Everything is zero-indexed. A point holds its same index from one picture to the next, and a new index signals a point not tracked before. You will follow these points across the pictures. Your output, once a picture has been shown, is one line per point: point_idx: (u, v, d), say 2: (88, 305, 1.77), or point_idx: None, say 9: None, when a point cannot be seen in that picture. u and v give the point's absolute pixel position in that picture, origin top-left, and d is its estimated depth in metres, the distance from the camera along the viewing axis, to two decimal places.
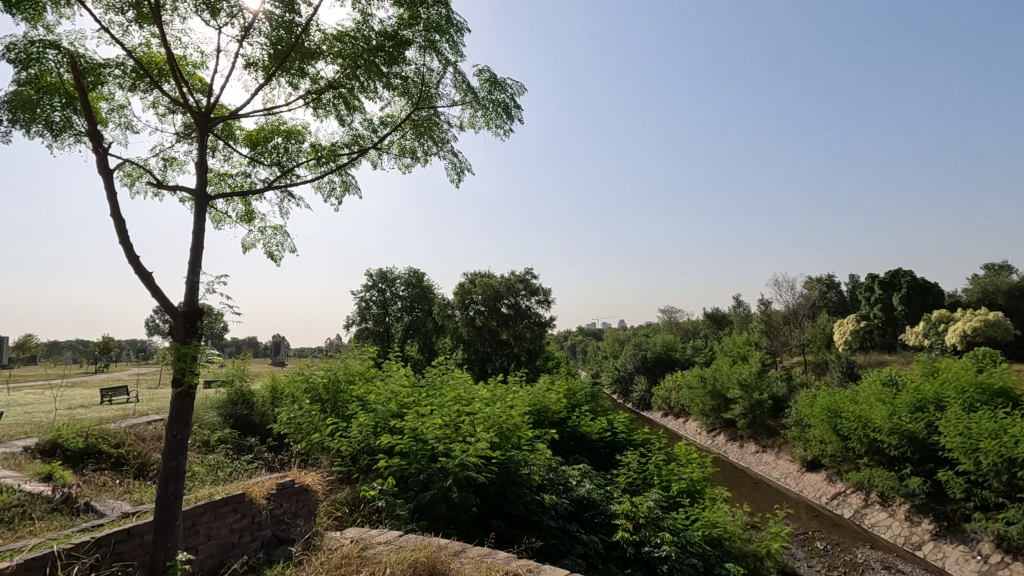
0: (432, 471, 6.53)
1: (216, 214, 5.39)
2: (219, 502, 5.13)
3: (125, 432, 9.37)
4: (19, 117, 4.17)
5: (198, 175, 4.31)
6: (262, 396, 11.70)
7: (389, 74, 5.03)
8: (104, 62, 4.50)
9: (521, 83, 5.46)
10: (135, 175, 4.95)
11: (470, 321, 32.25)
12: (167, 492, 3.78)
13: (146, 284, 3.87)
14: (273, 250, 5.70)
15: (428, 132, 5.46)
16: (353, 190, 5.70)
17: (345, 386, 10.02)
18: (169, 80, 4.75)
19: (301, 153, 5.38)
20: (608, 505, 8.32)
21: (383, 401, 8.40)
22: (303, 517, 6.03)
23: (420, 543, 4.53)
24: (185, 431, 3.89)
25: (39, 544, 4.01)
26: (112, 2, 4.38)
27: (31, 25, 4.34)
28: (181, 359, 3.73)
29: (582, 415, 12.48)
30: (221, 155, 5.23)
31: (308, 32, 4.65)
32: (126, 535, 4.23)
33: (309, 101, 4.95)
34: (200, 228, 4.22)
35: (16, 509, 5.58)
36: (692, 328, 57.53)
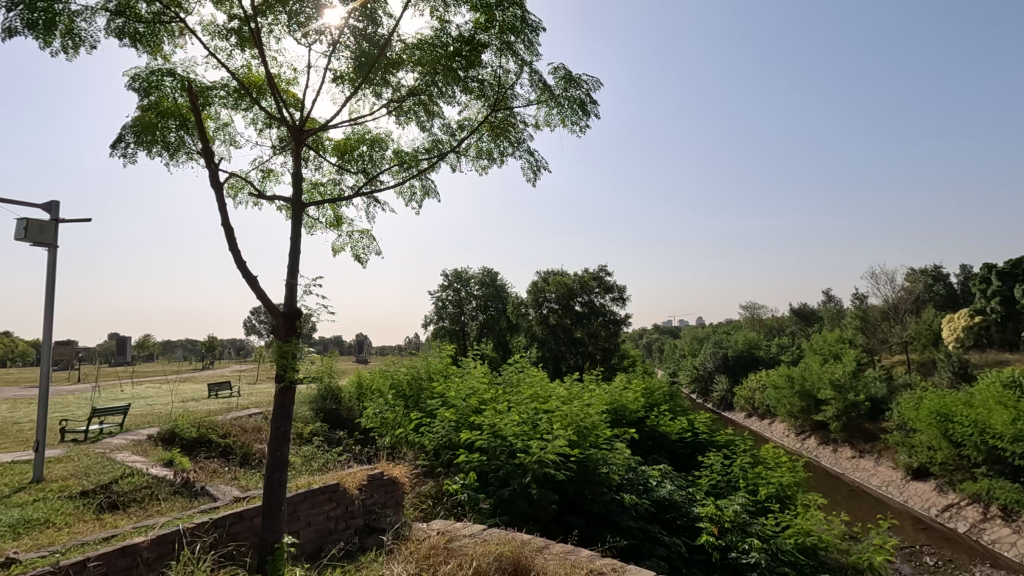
0: (512, 468, 6.59)
1: (309, 221, 5.76)
2: (317, 491, 5.48)
3: (230, 423, 10.20)
4: (143, 140, 4.66)
5: (294, 184, 4.63)
6: (349, 392, 12.34)
7: (466, 78, 5.14)
8: (211, 84, 4.94)
9: (596, 78, 5.40)
10: (237, 187, 5.37)
11: (544, 319, 32.41)
12: (273, 480, 4.07)
13: (251, 288, 4.20)
14: (360, 253, 6.00)
15: (505, 133, 5.53)
16: (432, 194, 5.89)
17: (427, 382, 10.35)
18: (267, 97, 5.12)
19: (384, 160, 5.64)
20: (691, 508, 8.06)
21: (463, 398, 8.61)
22: (392, 508, 6.33)
23: (504, 538, 4.60)
24: (287, 424, 4.17)
25: (167, 522, 4.47)
26: (218, 30, 4.80)
27: (152, 56, 4.84)
28: (283, 357, 4.02)
29: (661, 415, 12.18)
30: (312, 164, 5.57)
31: (389, 43, 4.87)
32: (238, 518, 4.62)
33: (392, 110, 5.19)
34: (296, 234, 4.53)
35: (144, 491, 6.23)
36: (777, 325, 54.50)
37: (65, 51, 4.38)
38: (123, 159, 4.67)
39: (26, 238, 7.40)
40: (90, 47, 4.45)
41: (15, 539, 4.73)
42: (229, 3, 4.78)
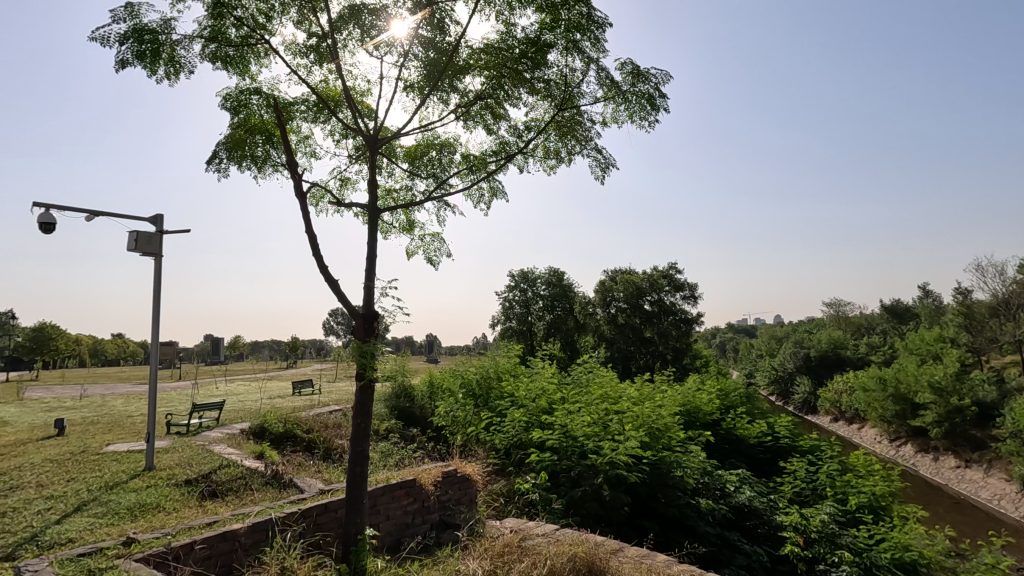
0: (583, 468, 6.55)
1: (384, 226, 5.99)
2: (395, 486, 5.69)
3: (313, 420, 10.77)
4: (235, 155, 5.03)
5: (369, 191, 4.84)
6: (421, 390, 12.69)
7: (532, 79, 5.17)
8: (293, 100, 5.25)
9: (665, 71, 5.27)
10: (318, 196, 5.68)
11: (612, 319, 32.11)
12: (355, 474, 4.27)
13: (332, 290, 4.43)
14: (432, 255, 6.17)
15: (572, 132, 5.51)
16: (500, 195, 5.96)
17: (496, 382, 10.48)
18: (344, 109, 5.37)
19: (453, 164, 5.76)
20: (773, 516, 7.67)
21: (533, 398, 8.64)
22: (466, 505, 6.49)
23: (576, 539, 4.57)
24: (366, 421, 4.36)
25: (260, 511, 4.79)
26: (299, 49, 5.10)
27: (241, 77, 5.22)
28: (363, 356, 4.21)
29: (738, 417, 11.66)
30: (386, 171, 5.79)
31: (456, 50, 4.98)
32: (324, 509, 4.88)
33: (459, 114, 5.31)
34: (373, 238, 4.73)
35: (240, 481, 6.71)
36: (866, 324, 50.78)
37: (168, 77, 4.80)
38: (218, 174, 5.06)
39: (136, 249, 8.16)
40: (189, 72, 4.86)
41: (133, 521, 5.23)
42: (309, 22, 5.07)
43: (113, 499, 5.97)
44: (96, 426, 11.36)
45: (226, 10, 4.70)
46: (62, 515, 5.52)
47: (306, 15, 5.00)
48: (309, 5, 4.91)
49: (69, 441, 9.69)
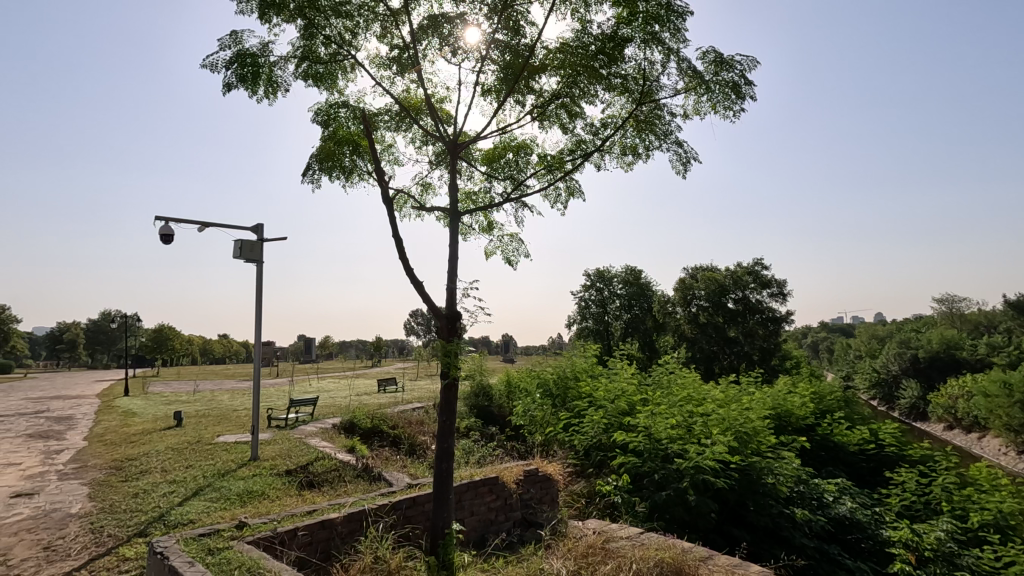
0: (668, 472, 6.37)
1: (464, 228, 6.14)
2: (478, 483, 5.82)
3: (398, 416, 11.23)
4: (326, 166, 5.33)
5: (450, 194, 4.99)
6: (500, 390, 12.86)
7: (609, 75, 5.10)
8: (378, 111, 5.51)
9: (751, 57, 5.02)
10: (401, 202, 5.92)
11: (693, 319, 31.10)
12: (441, 470, 4.39)
13: (417, 292, 4.60)
14: (510, 256, 6.25)
15: (651, 126, 5.38)
16: (577, 194, 5.93)
17: (574, 382, 10.42)
18: (424, 117, 5.56)
19: (529, 165, 5.79)
20: (878, 530, 7.08)
21: (612, 398, 8.51)
22: (548, 504, 6.52)
23: (663, 543, 4.46)
24: (452, 418, 4.49)
25: (354, 501, 5.05)
26: (383, 62, 5.34)
27: (330, 91, 5.55)
28: (447, 355, 4.33)
29: (836, 422, 10.87)
30: (465, 175, 5.94)
31: (532, 52, 5.01)
32: (412, 502, 5.08)
33: (536, 115, 5.34)
34: (454, 240, 4.86)
35: (334, 473, 7.13)
36: (986, 321, 45.63)
37: (267, 97, 5.19)
38: (311, 184, 5.41)
39: (241, 255, 8.89)
40: (285, 90, 5.23)
41: (242, 506, 5.71)
42: (391, 35, 5.29)
43: (225, 485, 6.54)
44: (208, 418, 12.48)
45: (316, 30, 5.01)
46: (183, 498, 6.12)
47: (388, 29, 5.23)
48: (392, 19, 5.13)
49: (186, 431, 10.73)
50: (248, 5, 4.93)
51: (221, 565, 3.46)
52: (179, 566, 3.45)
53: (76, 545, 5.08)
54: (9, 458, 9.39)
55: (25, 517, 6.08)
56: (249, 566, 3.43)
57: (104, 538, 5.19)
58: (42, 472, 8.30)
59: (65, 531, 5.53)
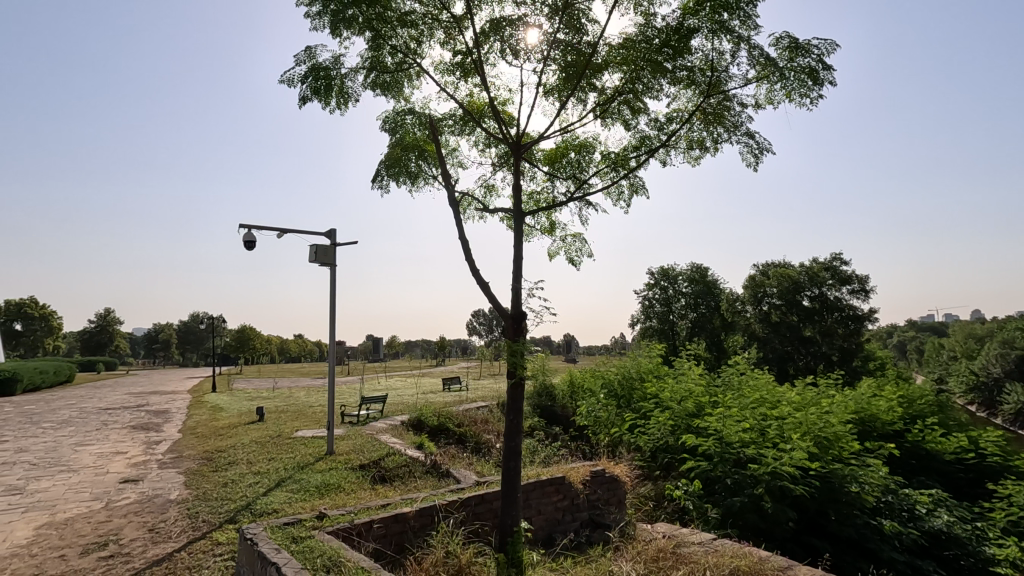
0: (741, 477, 6.14)
1: (527, 229, 6.18)
2: (545, 482, 5.84)
3: (463, 415, 11.44)
4: (393, 171, 5.53)
5: (514, 195, 5.04)
6: (563, 390, 12.81)
7: (674, 68, 4.97)
8: (442, 116, 5.65)
9: (830, 40, 4.75)
10: (465, 205, 6.03)
11: (764, 318, 29.95)
12: (509, 468, 4.43)
13: (484, 292, 4.68)
14: (573, 256, 6.23)
15: (720, 118, 5.19)
16: (641, 191, 5.82)
17: (639, 383, 10.16)
18: (487, 119, 5.63)
19: (592, 163, 5.75)
20: (981, 547, 6.51)
21: (679, 399, 8.28)
22: (614, 505, 6.44)
23: (739, 551, 4.30)
24: (518, 417, 4.52)
25: (426, 497, 5.19)
26: (447, 68, 5.47)
27: (397, 99, 5.74)
28: (514, 355, 4.37)
29: (928, 428, 10.06)
30: (529, 176, 5.97)
31: (594, 49, 4.97)
32: (480, 500, 5.16)
33: (598, 113, 5.30)
34: (519, 241, 4.90)
35: (404, 468, 7.37)
36: None
37: (339, 108, 5.44)
38: (381, 190, 5.63)
39: (316, 260, 9.34)
40: (355, 101, 5.46)
41: (321, 498, 6.01)
42: (454, 41, 5.39)
43: (305, 478, 6.90)
44: (286, 414, 13.21)
45: (383, 41, 5.20)
46: (268, 489, 6.52)
47: (451, 35, 5.32)
48: (455, 25, 5.22)
49: (268, 426, 11.41)
50: (320, 21, 5.18)
51: (305, 554, 3.66)
52: (267, 552, 3.68)
53: (176, 529, 5.54)
54: (117, 447, 10.35)
55: (132, 501, 6.69)
56: (331, 555, 3.61)
57: (200, 523, 5.62)
58: (145, 460, 9.09)
59: (165, 515, 6.04)
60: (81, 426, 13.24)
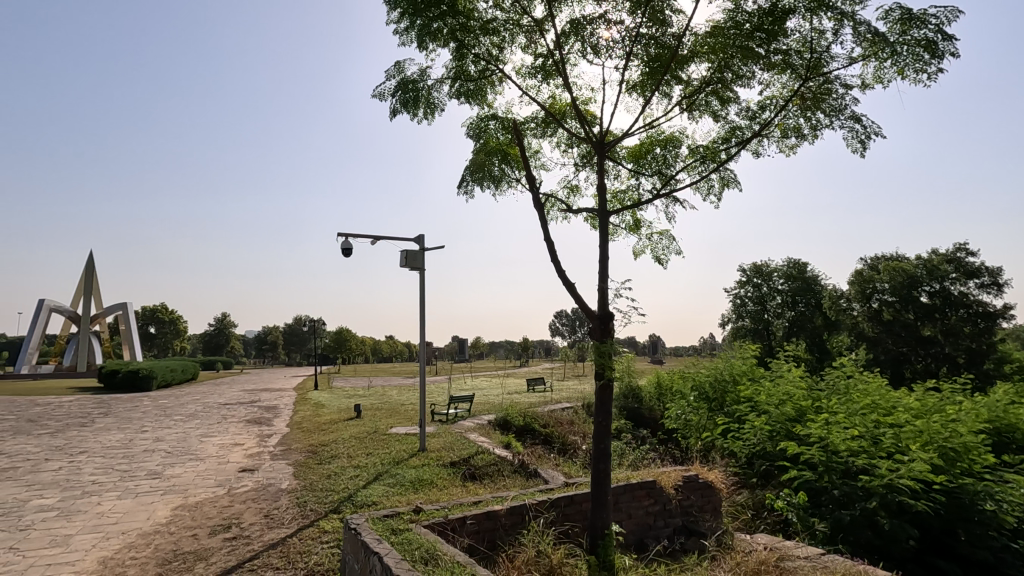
0: (851, 489, 5.68)
1: (611, 228, 6.09)
2: (635, 486, 5.72)
3: (549, 416, 11.46)
4: (478, 176, 5.65)
5: (599, 194, 4.99)
6: (649, 391, 12.51)
7: (768, 53, 4.69)
8: (525, 120, 5.71)
9: (951, 6, 4.27)
10: (549, 206, 6.06)
11: (874, 316, 27.49)
12: (599, 470, 4.39)
13: (571, 294, 4.68)
14: (660, 254, 6.06)
15: (819, 103, 4.84)
16: (733, 185, 5.54)
17: (733, 385, 9.58)
18: (570, 119, 5.63)
19: (679, 158, 5.55)
20: None
21: (777, 402, 7.79)
22: (709, 513, 6.17)
23: (851, 569, 3.98)
24: (608, 419, 4.46)
25: (516, 495, 5.26)
26: (528, 72, 5.52)
27: (480, 105, 5.87)
28: (601, 356, 4.33)
29: None
30: (612, 174, 5.88)
31: (679, 41, 4.81)
32: (570, 501, 5.16)
33: (684, 106, 5.13)
34: (605, 241, 4.84)
35: (494, 467, 7.52)
36: None
37: (426, 118, 5.65)
38: (466, 195, 5.78)
39: (407, 264, 9.77)
40: (441, 110, 5.65)
41: (415, 493, 6.28)
42: (535, 44, 5.43)
43: (400, 473, 7.24)
44: (381, 411, 13.93)
45: (466, 50, 5.34)
46: (366, 482, 6.91)
47: (533, 38, 5.36)
48: (536, 29, 5.26)
49: (365, 422, 12.08)
50: (407, 35, 5.41)
51: (404, 545, 3.85)
52: (370, 541, 3.91)
53: (288, 516, 6.01)
54: (235, 440, 11.40)
55: (250, 489, 7.34)
56: (428, 548, 3.76)
57: (308, 512, 6.06)
58: (259, 451, 9.96)
59: (278, 503, 6.57)
60: (205, 419, 14.71)
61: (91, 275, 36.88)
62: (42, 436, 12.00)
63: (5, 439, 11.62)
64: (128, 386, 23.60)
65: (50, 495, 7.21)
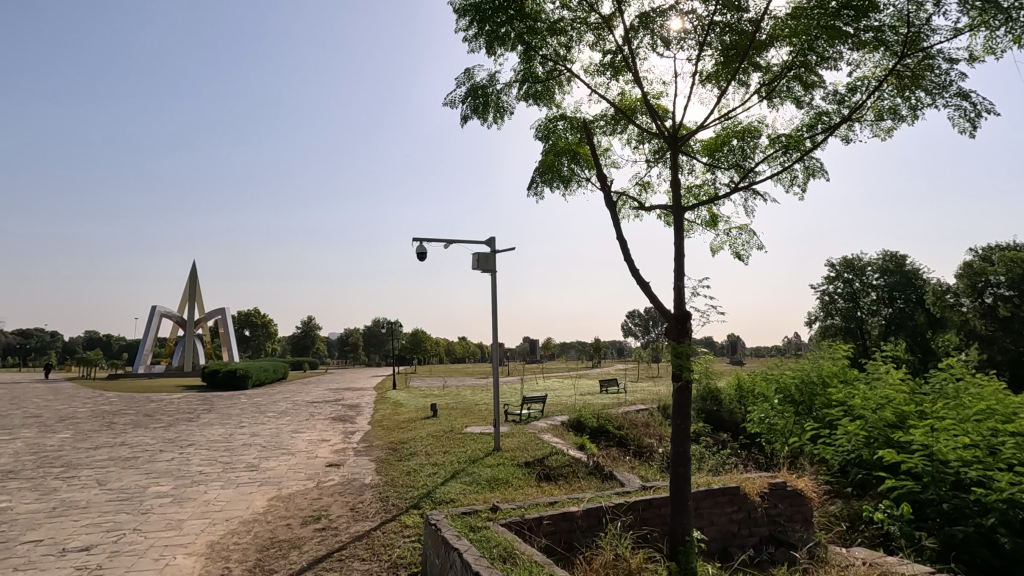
0: (964, 503, 5.17)
1: (686, 225, 5.89)
2: (718, 492, 5.49)
3: (623, 418, 11.26)
4: (547, 177, 5.68)
5: (673, 190, 4.84)
6: (729, 394, 11.98)
7: (857, 31, 4.38)
8: (594, 118, 5.65)
9: None
10: (621, 204, 5.95)
11: (988, 311, 25.11)
12: (678, 474, 4.26)
13: (645, 293, 4.57)
14: (740, 250, 5.79)
15: (919, 80, 4.43)
16: (819, 174, 5.21)
17: (822, 387, 8.98)
18: (641, 114, 5.51)
19: (758, 149, 5.29)
20: None
21: (873, 406, 7.22)
22: (799, 523, 5.82)
23: None
24: (687, 422, 4.31)
25: (592, 497, 5.21)
26: (597, 70, 5.46)
27: (548, 105, 5.88)
28: (678, 357, 4.20)
29: None
30: (686, 169, 5.70)
31: (758, 26, 4.57)
32: (648, 504, 5.04)
33: (763, 94, 4.88)
34: (679, 238, 4.70)
35: (568, 468, 7.50)
36: None
37: (496, 122, 5.74)
38: (536, 196, 5.81)
39: (478, 266, 9.95)
40: (510, 114, 5.71)
41: (492, 491, 6.38)
42: (603, 41, 5.36)
43: (476, 471, 7.38)
44: (456, 410, 14.29)
45: (534, 52, 5.37)
46: (444, 479, 7.10)
47: (601, 35, 5.30)
48: (604, 26, 5.20)
49: (442, 421, 12.40)
50: (476, 42, 5.51)
51: (483, 542, 3.92)
52: (450, 537, 4.02)
53: (372, 510, 6.29)
54: (322, 436, 12.09)
55: (337, 483, 7.76)
56: (506, 547, 3.80)
57: (390, 506, 6.31)
58: (344, 448, 10.50)
59: (363, 496, 6.90)
60: (295, 416, 15.71)
61: (194, 283, 40.33)
62: (157, 429, 13.30)
63: (127, 430, 12.97)
64: (227, 384, 25.61)
65: (165, 483, 7.97)
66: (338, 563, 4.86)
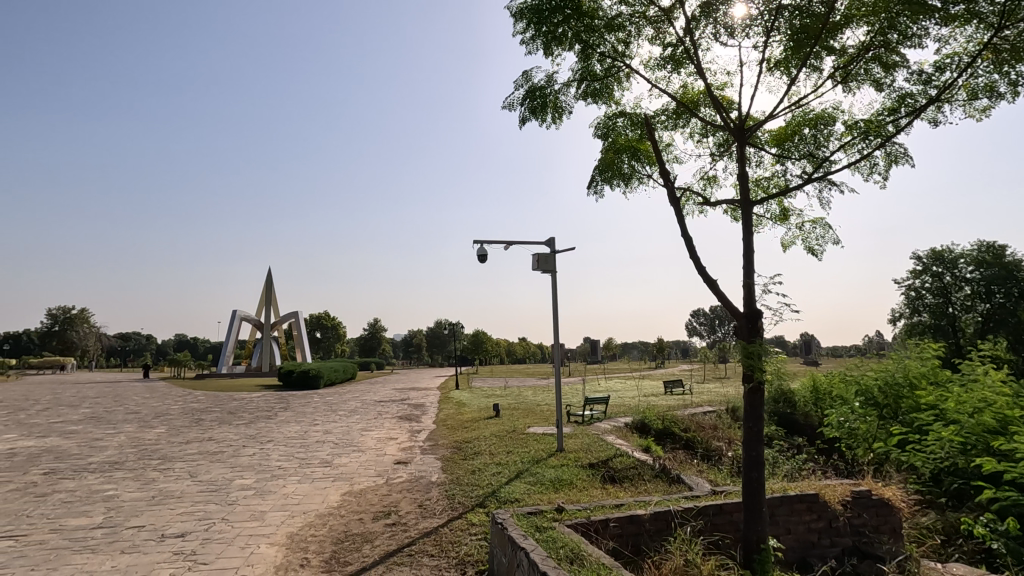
0: None
1: (754, 219, 5.64)
2: (795, 498, 5.23)
3: (690, 419, 10.94)
4: (607, 175, 5.62)
5: (740, 183, 4.65)
6: (804, 395, 11.38)
7: (945, 4, 4.06)
8: (654, 113, 5.53)
9: None
10: (684, 200, 5.79)
11: None
12: (751, 479, 4.08)
13: (713, 292, 4.42)
14: (813, 244, 5.49)
15: (1020, 54, 4.04)
16: (903, 160, 4.85)
17: (909, 389, 8.36)
18: (705, 106, 5.34)
19: (833, 137, 5.00)
20: None
21: (970, 410, 6.64)
22: (887, 535, 5.45)
23: None
24: (759, 425, 4.12)
25: (659, 501, 5.09)
26: (656, 63, 5.34)
27: (607, 103, 5.80)
28: (750, 357, 4.04)
29: None
30: (754, 161, 5.47)
31: (831, 7, 4.32)
32: (719, 510, 4.86)
33: (838, 78, 4.60)
34: (749, 233, 4.51)
35: (633, 470, 7.37)
36: None
37: (554, 123, 5.73)
38: (596, 195, 5.75)
39: (539, 267, 9.97)
40: (568, 113, 5.69)
41: (556, 492, 6.37)
42: (663, 34, 5.24)
43: (540, 472, 7.40)
44: (518, 411, 14.37)
45: (591, 50, 5.31)
46: (508, 479, 7.16)
47: (660, 28, 5.18)
48: (664, 18, 5.07)
49: (504, 421, 12.52)
50: (533, 44, 5.51)
51: (549, 543, 3.93)
52: (516, 536, 4.06)
53: (439, 507, 6.43)
54: (390, 434, 12.50)
55: (405, 480, 8.00)
56: (572, 548, 3.79)
57: (457, 504, 6.44)
58: (411, 446, 10.81)
59: (430, 494, 7.08)
60: (364, 415, 16.33)
61: (270, 289, 42.76)
62: (240, 426, 14.21)
63: (214, 426, 13.93)
64: (301, 384, 26.99)
65: (248, 476, 8.50)
66: (408, 558, 5.01)
